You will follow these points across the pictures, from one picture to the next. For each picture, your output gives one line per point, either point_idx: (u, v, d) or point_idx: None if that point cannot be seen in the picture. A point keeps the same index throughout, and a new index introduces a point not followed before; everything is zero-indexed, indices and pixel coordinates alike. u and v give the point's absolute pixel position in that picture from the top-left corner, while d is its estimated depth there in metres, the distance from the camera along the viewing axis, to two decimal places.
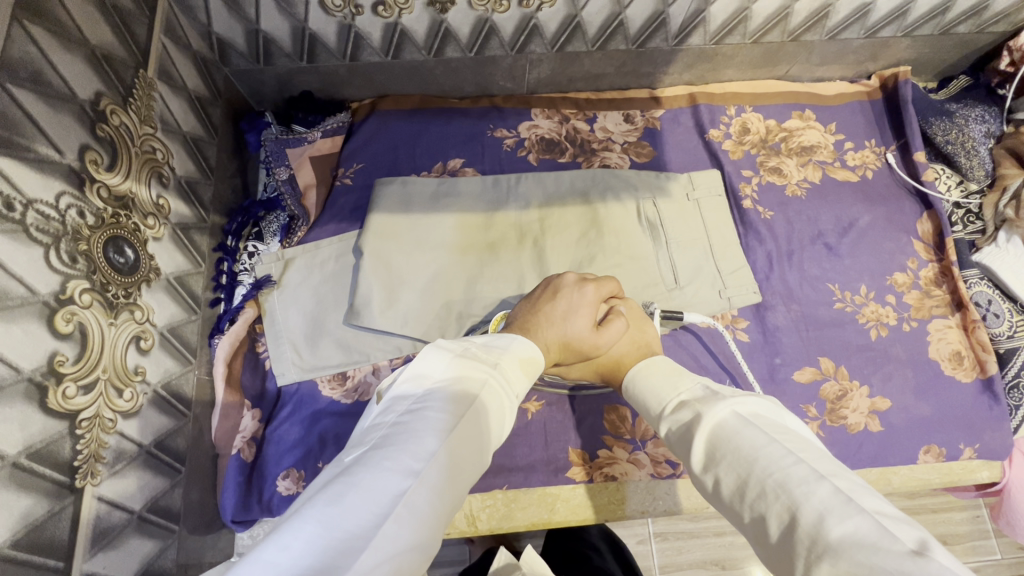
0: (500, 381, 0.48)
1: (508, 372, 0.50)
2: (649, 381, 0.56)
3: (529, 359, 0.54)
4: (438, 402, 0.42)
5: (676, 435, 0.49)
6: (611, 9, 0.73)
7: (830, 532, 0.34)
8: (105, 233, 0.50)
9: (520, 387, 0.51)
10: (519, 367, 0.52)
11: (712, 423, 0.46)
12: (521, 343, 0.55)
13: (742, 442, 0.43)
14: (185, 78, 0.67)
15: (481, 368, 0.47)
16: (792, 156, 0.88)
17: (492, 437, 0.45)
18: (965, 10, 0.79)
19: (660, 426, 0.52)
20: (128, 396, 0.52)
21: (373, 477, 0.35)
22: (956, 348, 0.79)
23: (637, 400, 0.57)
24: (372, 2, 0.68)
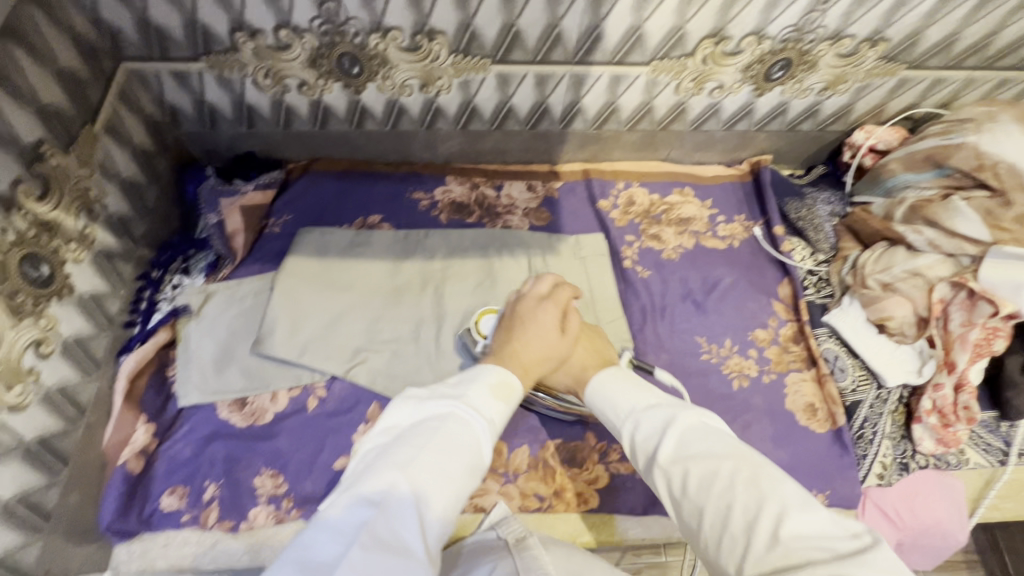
0: (465, 410, 0.55)
1: (475, 399, 0.57)
2: (610, 386, 0.62)
3: (506, 383, 0.60)
4: (399, 442, 0.52)
5: (643, 440, 0.55)
6: (499, 97, 0.88)
7: (797, 516, 0.44)
8: (22, 251, 0.60)
9: (491, 407, 0.57)
10: (488, 391, 0.58)
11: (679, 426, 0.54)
12: (492, 373, 0.61)
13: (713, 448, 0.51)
14: (132, 133, 0.80)
15: (444, 404, 0.55)
16: (670, 225, 1.01)
17: (465, 457, 0.52)
18: (801, 112, 0.95)
19: (626, 421, 0.58)
20: (17, 391, 0.59)
21: (341, 515, 0.45)
22: (811, 401, 0.86)
23: (602, 404, 0.62)
24: (297, 84, 0.83)
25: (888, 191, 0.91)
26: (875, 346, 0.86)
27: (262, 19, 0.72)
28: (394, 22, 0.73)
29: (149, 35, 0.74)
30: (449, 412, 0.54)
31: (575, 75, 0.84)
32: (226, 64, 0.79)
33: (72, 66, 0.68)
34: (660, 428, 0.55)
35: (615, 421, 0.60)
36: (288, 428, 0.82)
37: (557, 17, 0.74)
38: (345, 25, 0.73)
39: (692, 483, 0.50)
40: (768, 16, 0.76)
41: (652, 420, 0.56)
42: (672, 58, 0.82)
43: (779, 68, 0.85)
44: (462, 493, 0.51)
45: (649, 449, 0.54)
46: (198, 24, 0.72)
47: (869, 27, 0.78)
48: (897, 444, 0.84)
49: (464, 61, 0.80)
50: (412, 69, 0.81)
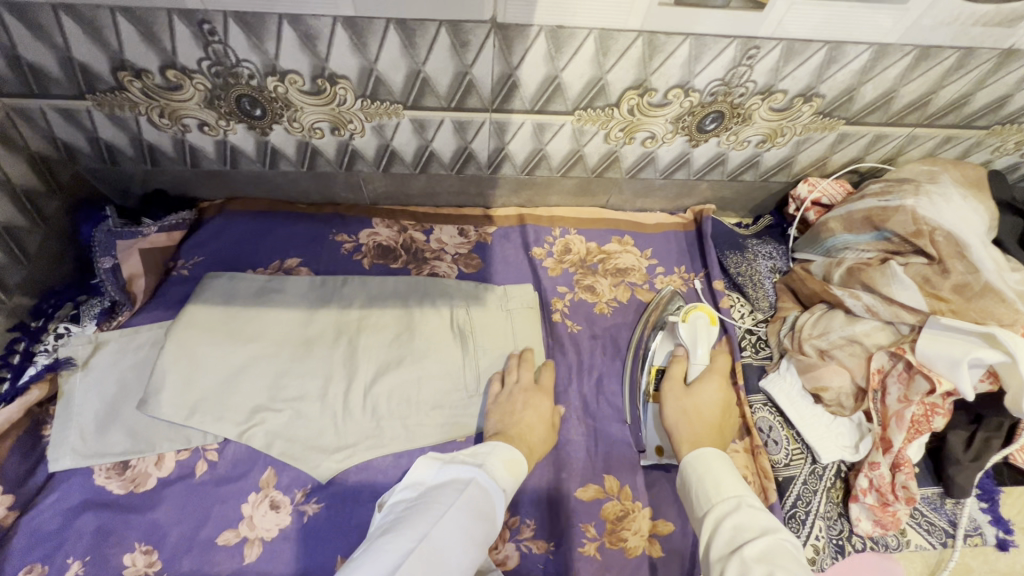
0: (484, 477, 0.62)
1: (492, 469, 0.64)
2: (714, 464, 0.62)
3: (515, 458, 0.68)
4: (428, 499, 0.58)
5: (722, 541, 0.55)
6: (418, 142, 0.83)
7: None
8: None
9: (503, 478, 0.65)
10: (501, 465, 0.66)
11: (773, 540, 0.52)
12: (503, 449, 0.69)
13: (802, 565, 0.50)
14: (11, 173, 0.74)
15: (464, 469, 0.63)
16: (607, 276, 0.96)
17: (485, 521, 0.58)
18: (741, 163, 0.91)
19: (714, 518, 0.57)
20: None
21: (376, 555, 0.52)
22: (743, 474, 0.80)
23: (697, 481, 0.61)
24: (197, 124, 0.78)
25: (828, 251, 0.86)
26: (809, 417, 0.81)
27: (145, 59, 0.67)
28: (290, 66, 0.68)
29: (23, 72, 0.68)
30: (471, 477, 0.61)
31: (496, 122, 0.79)
32: (115, 102, 0.73)
33: None
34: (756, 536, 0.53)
35: (707, 501, 0.59)
36: (170, 497, 0.75)
37: (466, 65, 0.69)
38: (238, 67, 0.68)
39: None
40: (692, 70, 0.71)
41: (753, 520, 0.55)
42: (596, 109, 0.77)
43: (711, 120, 0.80)
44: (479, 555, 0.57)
45: (727, 546, 0.54)
46: (75, 62, 0.67)
47: (800, 83, 0.74)
48: (832, 523, 0.78)
49: (373, 106, 0.75)
50: (319, 112, 0.76)
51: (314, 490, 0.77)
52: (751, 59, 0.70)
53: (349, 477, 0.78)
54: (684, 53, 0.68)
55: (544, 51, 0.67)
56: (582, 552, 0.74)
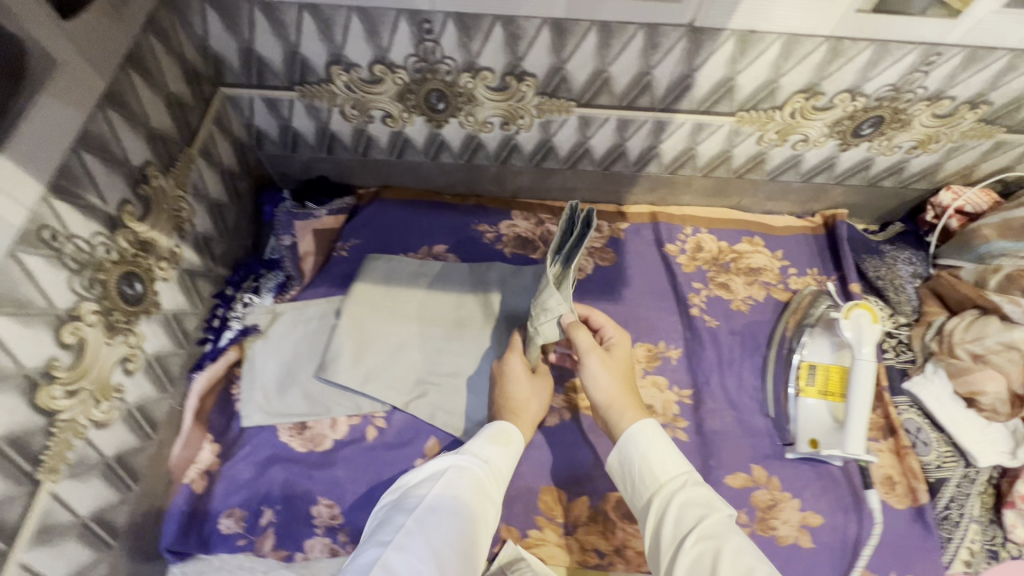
0: (462, 460, 0.65)
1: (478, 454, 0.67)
2: (657, 445, 0.65)
3: (504, 432, 0.71)
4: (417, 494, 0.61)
5: (670, 530, 0.58)
6: (577, 138, 0.88)
7: None
8: (123, 269, 0.61)
9: (495, 457, 0.68)
10: (494, 447, 0.68)
11: (705, 521, 0.56)
12: (495, 425, 0.72)
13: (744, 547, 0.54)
14: (222, 155, 0.82)
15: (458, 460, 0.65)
16: (740, 275, 0.98)
17: (462, 497, 0.61)
18: (885, 169, 0.92)
19: (650, 490, 0.63)
20: (104, 408, 0.60)
21: (359, 557, 0.54)
22: (889, 473, 0.81)
23: (641, 459, 0.65)
24: (382, 116, 0.84)
25: (982, 256, 0.86)
26: (962, 421, 0.81)
27: (360, 55, 0.73)
28: (486, 64, 0.74)
29: (250, 64, 0.76)
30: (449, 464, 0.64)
31: (658, 121, 0.83)
32: (317, 94, 0.80)
33: (179, 92, 0.70)
34: (694, 522, 0.57)
35: (653, 484, 0.63)
36: (346, 457, 0.80)
37: (650, 66, 0.73)
38: (439, 64, 0.74)
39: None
40: (867, 75, 0.74)
41: (692, 511, 0.58)
42: (759, 110, 0.80)
43: (870, 125, 0.82)
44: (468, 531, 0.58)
45: (674, 536, 0.58)
46: (298, 56, 0.74)
47: (971, 90, 0.75)
48: (985, 528, 0.79)
49: (549, 103, 0.80)
50: (496, 107, 0.82)
51: None
52: (930, 65, 0.72)
53: None
54: (865, 58, 0.71)
55: (729, 54, 0.71)
56: None
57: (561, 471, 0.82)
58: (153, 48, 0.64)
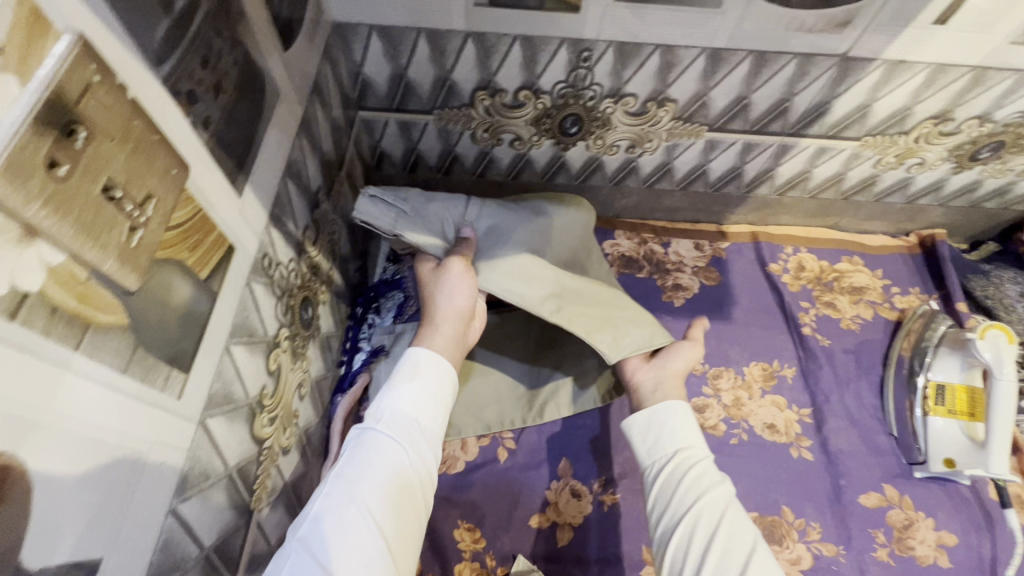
0: (376, 424, 0.57)
1: (658, 425, 0.65)
2: (677, 417, 0.65)
3: (412, 366, 0.61)
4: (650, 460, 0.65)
5: (683, 492, 0.60)
6: (698, 160, 0.89)
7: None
8: (302, 294, 0.61)
9: (690, 434, 0.64)
10: (681, 420, 0.65)
11: (712, 492, 0.59)
12: (414, 357, 0.63)
13: (729, 515, 0.58)
14: (356, 177, 0.83)
15: (660, 452, 0.64)
16: (844, 294, 1.00)
17: (372, 466, 0.53)
18: (990, 191, 0.94)
19: (671, 460, 0.63)
20: (288, 434, 0.59)
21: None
22: (1019, 492, 0.82)
23: (660, 422, 0.65)
24: (511, 139, 0.85)
25: None
26: None
27: (509, 81, 0.75)
28: (632, 90, 0.75)
29: (396, 89, 0.77)
30: (683, 444, 0.64)
31: (783, 145, 0.85)
32: (454, 117, 0.81)
33: (337, 116, 0.71)
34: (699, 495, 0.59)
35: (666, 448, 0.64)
36: (481, 480, 0.80)
37: (792, 93, 0.75)
38: (585, 90, 0.76)
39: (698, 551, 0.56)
40: (1000, 103, 0.76)
41: (705, 474, 0.61)
42: (886, 135, 0.82)
43: (988, 149, 0.85)
44: (390, 500, 0.52)
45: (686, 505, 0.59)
46: (448, 81, 0.75)
47: None
48: None
49: (681, 127, 0.82)
50: (627, 131, 0.83)
51: (610, 481, 0.81)
52: None
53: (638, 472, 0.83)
54: (1003, 87, 0.73)
55: (873, 82, 0.73)
56: (876, 557, 0.78)
57: None
58: (327, 75, 0.65)
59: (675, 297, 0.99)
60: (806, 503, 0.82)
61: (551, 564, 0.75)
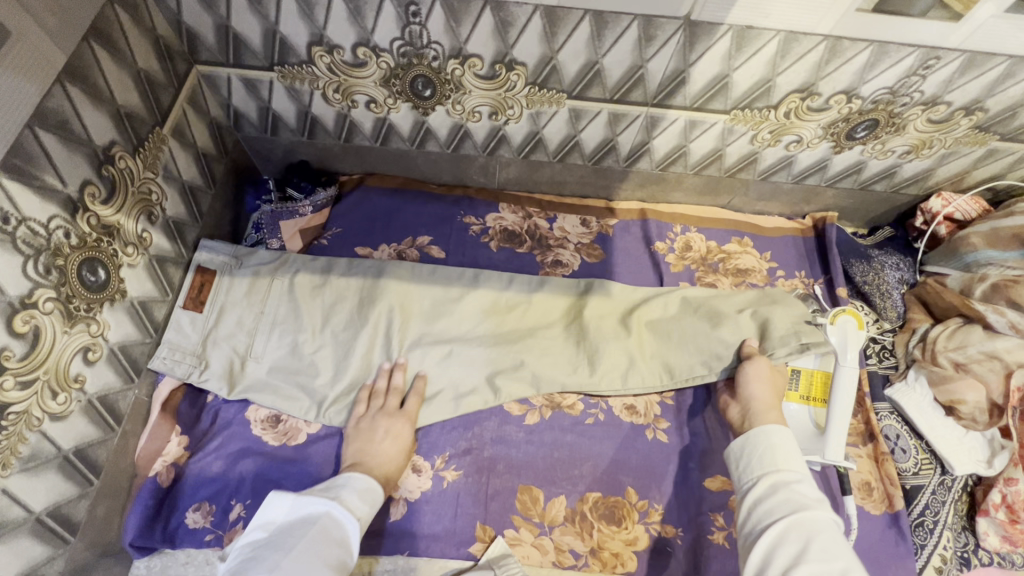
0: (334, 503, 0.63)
1: (753, 451, 0.67)
2: (777, 438, 0.66)
3: (370, 487, 0.69)
4: (742, 492, 0.65)
5: (765, 510, 0.60)
6: (567, 131, 0.85)
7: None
8: (83, 254, 0.58)
9: (788, 461, 0.64)
10: (781, 447, 0.66)
11: (804, 511, 0.57)
12: (364, 478, 0.69)
13: (834, 536, 0.55)
14: (196, 137, 0.79)
15: (758, 469, 0.65)
16: (727, 275, 0.97)
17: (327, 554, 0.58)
18: (877, 173, 0.91)
19: (766, 477, 0.63)
20: (61, 400, 0.57)
21: None
22: (867, 479, 0.81)
23: (764, 440, 0.66)
24: (366, 101, 0.81)
25: (967, 265, 0.86)
26: (941, 429, 0.81)
27: (343, 36, 0.70)
28: (475, 50, 0.71)
29: (226, 41, 0.72)
30: (774, 466, 0.64)
31: (651, 117, 0.81)
32: (298, 75, 0.77)
33: (150, 68, 0.67)
34: (796, 508, 0.58)
35: (756, 474, 0.65)
36: (318, 453, 0.77)
37: (644, 59, 0.71)
38: (426, 49, 0.71)
39: (782, 562, 0.54)
40: (864, 77, 0.72)
41: (798, 491, 0.60)
42: (754, 109, 0.79)
43: (864, 128, 0.81)
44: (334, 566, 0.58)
45: (770, 508, 0.60)
46: (278, 34, 0.70)
47: (968, 97, 0.74)
48: (958, 535, 0.79)
49: (539, 93, 0.78)
50: (484, 96, 0.79)
51: (452, 458, 0.80)
52: (928, 69, 0.70)
53: (485, 449, 0.81)
54: (863, 59, 0.69)
55: (725, 50, 0.69)
56: (712, 539, 0.77)
57: (540, 470, 0.80)
58: (119, 19, 0.61)
59: (552, 273, 0.95)
60: (651, 485, 0.80)
61: (379, 538, 0.75)
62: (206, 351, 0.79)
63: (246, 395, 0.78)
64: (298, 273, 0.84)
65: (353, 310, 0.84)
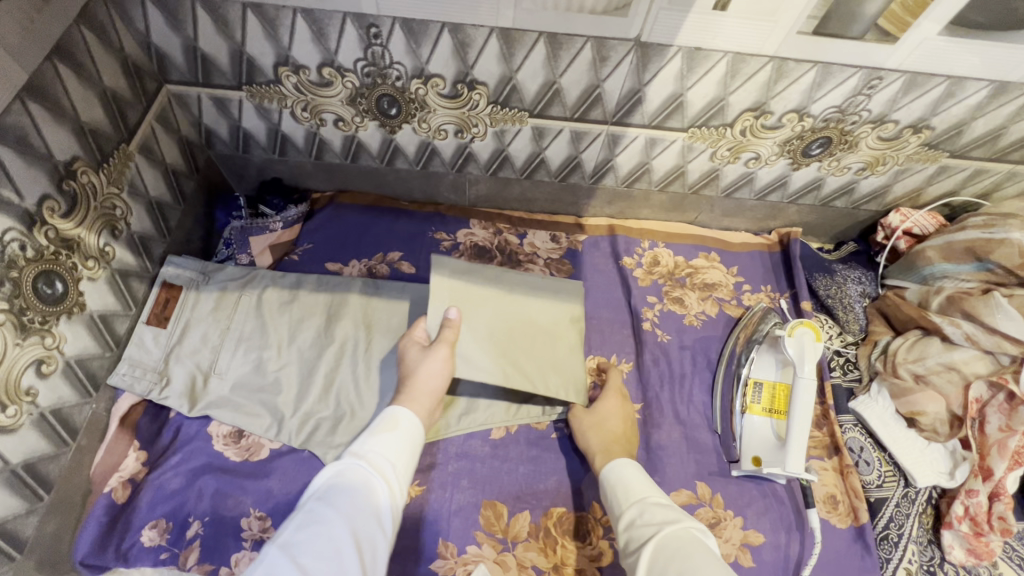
0: (363, 455, 0.64)
1: (615, 484, 0.70)
2: (627, 472, 0.71)
3: (391, 420, 0.69)
4: (617, 525, 0.66)
5: (636, 535, 0.62)
6: (533, 149, 0.87)
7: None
8: (39, 267, 0.59)
9: (655, 491, 0.68)
10: (632, 478, 0.70)
11: (666, 529, 0.60)
12: (395, 420, 0.70)
13: (705, 552, 0.57)
14: (166, 154, 0.80)
15: (619, 501, 0.68)
16: (694, 290, 0.98)
17: (353, 501, 0.59)
18: (836, 189, 0.94)
19: (626, 510, 0.66)
20: (10, 413, 0.57)
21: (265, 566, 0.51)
22: (832, 492, 0.81)
23: (618, 477, 0.71)
24: (334, 119, 0.83)
25: (924, 278, 0.88)
26: (903, 440, 0.81)
27: (308, 57, 0.72)
28: (436, 70, 0.73)
29: (195, 61, 0.74)
30: (629, 497, 0.68)
31: (612, 134, 0.83)
32: (267, 95, 0.79)
33: (116, 87, 0.68)
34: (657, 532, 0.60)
35: (620, 506, 0.68)
36: (279, 469, 0.76)
37: (600, 79, 0.73)
38: (389, 69, 0.74)
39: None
40: (812, 96, 0.75)
41: (660, 514, 0.63)
42: (710, 127, 0.81)
43: (818, 145, 0.84)
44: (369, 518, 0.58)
45: (640, 536, 0.62)
46: (245, 55, 0.73)
47: (913, 115, 0.77)
48: (923, 548, 0.78)
49: (501, 112, 0.80)
50: (449, 115, 0.81)
51: (417, 473, 0.80)
52: (872, 88, 0.73)
53: (449, 464, 0.81)
54: (809, 79, 0.72)
55: (676, 70, 0.72)
56: None
57: (505, 485, 0.80)
58: (85, 40, 0.63)
59: None
60: None
61: None
62: (168, 367, 0.78)
63: (207, 411, 0.78)
64: (266, 288, 0.85)
65: (320, 324, 0.84)
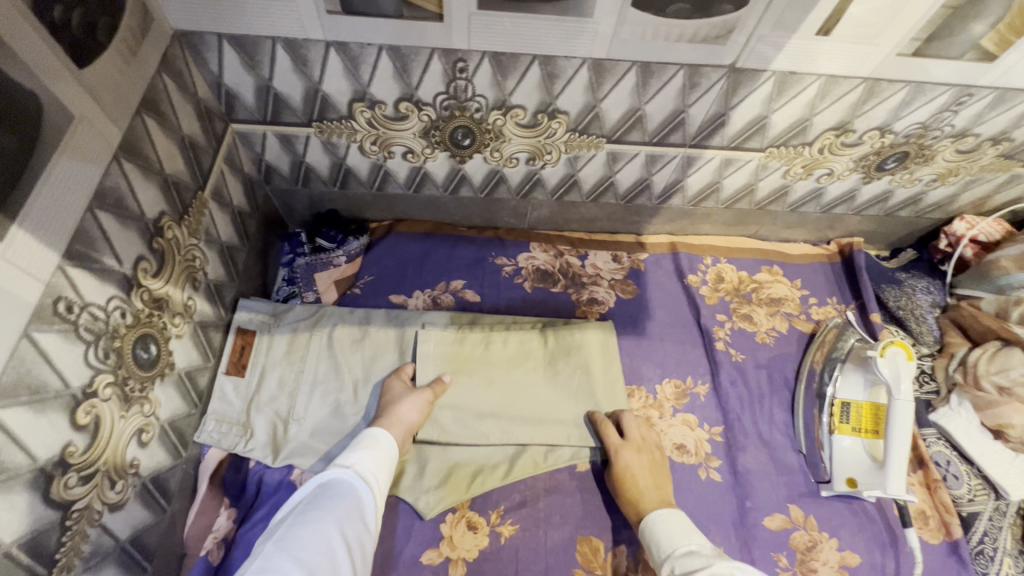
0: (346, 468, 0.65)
1: (651, 538, 0.69)
2: (661, 521, 0.69)
3: (373, 438, 0.69)
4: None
5: None
6: (604, 173, 0.85)
7: None
8: (138, 332, 0.56)
9: (686, 537, 0.66)
10: (661, 528, 0.68)
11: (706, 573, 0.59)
12: (377, 436, 0.70)
13: None
14: (232, 195, 0.77)
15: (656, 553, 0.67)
16: (762, 306, 0.97)
17: (340, 510, 0.61)
18: (902, 200, 0.93)
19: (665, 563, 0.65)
20: (118, 488, 0.54)
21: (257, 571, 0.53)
22: (922, 507, 0.80)
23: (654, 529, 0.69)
24: (403, 152, 0.80)
25: (1000, 288, 0.87)
26: (990, 453, 0.82)
27: (386, 92, 0.70)
28: (519, 102, 0.71)
29: (265, 101, 0.71)
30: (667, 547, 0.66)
31: (687, 157, 0.81)
32: (336, 130, 0.76)
33: (193, 133, 0.65)
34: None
35: (658, 559, 0.66)
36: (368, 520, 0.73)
37: (686, 104, 0.72)
38: (469, 101, 0.71)
39: None
40: (898, 114, 0.74)
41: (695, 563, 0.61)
42: (789, 147, 0.80)
43: (894, 160, 0.83)
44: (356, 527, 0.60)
45: None
46: (320, 93, 0.69)
47: (996, 128, 0.76)
48: (1017, 561, 0.78)
49: (578, 139, 0.78)
50: (523, 143, 0.79)
51: (508, 511, 0.78)
52: (960, 105, 0.72)
53: (539, 500, 0.79)
54: (898, 99, 0.71)
55: (766, 94, 0.70)
56: None
57: (595, 519, 0.78)
58: (166, 89, 0.59)
59: (590, 312, 0.95)
60: (710, 531, 0.78)
61: None
62: (250, 418, 0.76)
63: (291, 460, 0.75)
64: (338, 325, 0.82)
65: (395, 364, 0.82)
